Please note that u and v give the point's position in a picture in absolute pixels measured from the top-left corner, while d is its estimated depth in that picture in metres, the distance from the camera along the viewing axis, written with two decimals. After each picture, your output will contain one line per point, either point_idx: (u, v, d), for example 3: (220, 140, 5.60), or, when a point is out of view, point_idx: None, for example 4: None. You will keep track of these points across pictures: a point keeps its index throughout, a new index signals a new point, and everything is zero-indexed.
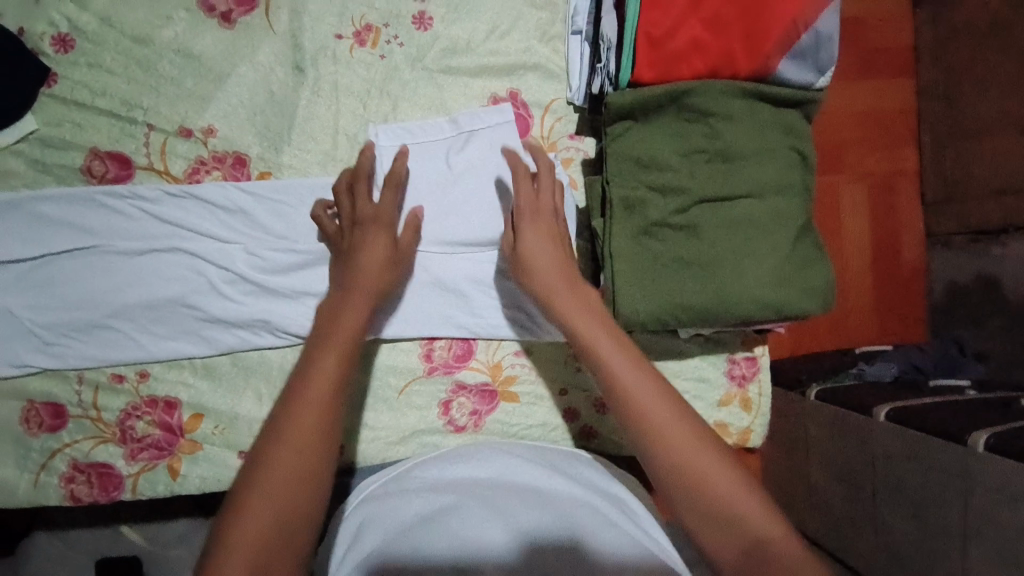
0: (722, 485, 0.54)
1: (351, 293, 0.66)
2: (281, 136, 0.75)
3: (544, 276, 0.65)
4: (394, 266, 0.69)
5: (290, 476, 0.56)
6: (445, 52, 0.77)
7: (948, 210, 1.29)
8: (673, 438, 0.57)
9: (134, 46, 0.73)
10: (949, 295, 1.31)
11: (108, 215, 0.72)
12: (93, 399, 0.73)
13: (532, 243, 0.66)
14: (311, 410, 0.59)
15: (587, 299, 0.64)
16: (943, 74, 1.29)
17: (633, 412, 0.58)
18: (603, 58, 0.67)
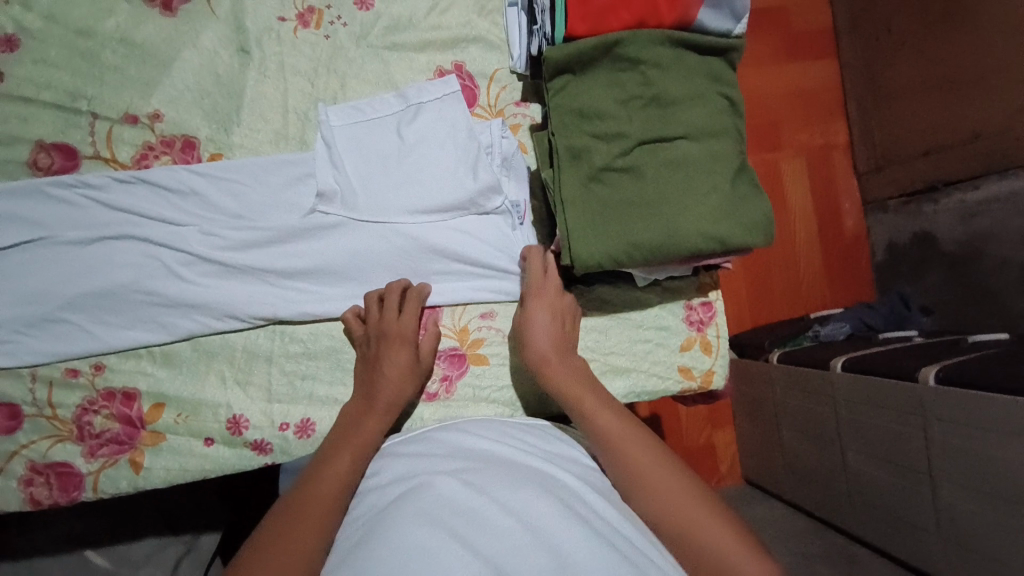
0: (709, 525, 0.56)
1: (372, 411, 0.69)
2: (230, 118, 0.75)
3: (544, 345, 0.73)
4: (416, 380, 0.73)
5: (311, 521, 0.55)
6: (388, 29, 0.79)
7: (881, 176, 1.39)
8: (663, 482, 0.60)
9: (77, 38, 0.73)
10: (890, 254, 1.41)
11: (55, 206, 0.71)
12: (48, 396, 0.71)
13: (553, 365, 0.72)
14: (335, 478, 0.61)
15: (575, 369, 0.72)
16: (863, 52, 1.38)
17: (627, 460, 0.62)
18: (539, 20, 0.71)
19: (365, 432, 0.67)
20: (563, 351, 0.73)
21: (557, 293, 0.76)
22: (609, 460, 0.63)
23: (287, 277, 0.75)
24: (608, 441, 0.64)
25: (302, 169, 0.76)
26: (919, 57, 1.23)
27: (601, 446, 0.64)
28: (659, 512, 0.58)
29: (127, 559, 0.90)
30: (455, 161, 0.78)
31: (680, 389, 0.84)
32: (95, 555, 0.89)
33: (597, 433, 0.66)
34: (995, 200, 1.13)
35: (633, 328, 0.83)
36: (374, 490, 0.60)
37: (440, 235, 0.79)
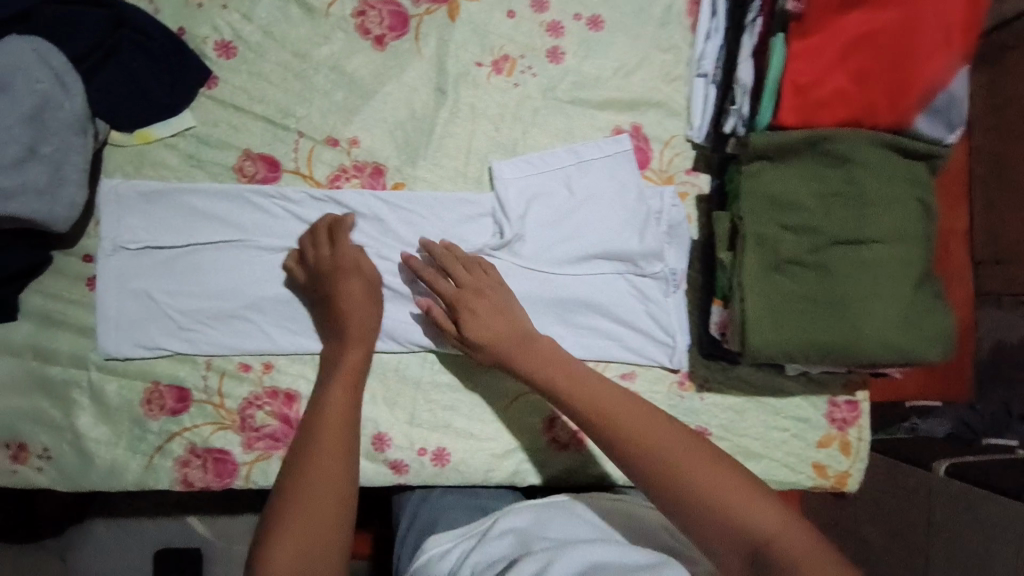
0: (742, 510, 0.53)
1: (348, 342, 0.70)
2: (418, 150, 0.79)
3: (498, 326, 0.70)
4: (371, 305, 0.73)
5: (325, 476, 0.61)
6: (574, 84, 0.82)
7: (996, 271, 1.03)
8: (718, 486, 0.55)
9: (293, 60, 0.78)
10: (994, 356, 1.03)
11: (253, 212, 0.76)
12: (219, 385, 0.76)
13: (491, 343, 0.69)
14: (336, 430, 0.65)
15: (542, 347, 0.69)
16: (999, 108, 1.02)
17: (672, 455, 0.57)
18: (737, 102, 0.72)
19: (336, 397, 0.67)
20: (506, 326, 0.70)
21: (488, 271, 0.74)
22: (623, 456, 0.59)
23: None
24: (580, 398, 0.64)
25: (476, 209, 0.79)
26: None
27: (628, 451, 0.59)
28: (639, 459, 0.58)
29: (228, 530, 0.92)
30: (623, 220, 0.79)
31: (811, 485, 0.82)
32: (197, 521, 0.92)
33: (613, 427, 0.61)
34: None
35: (772, 414, 0.81)
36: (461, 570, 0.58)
37: (598, 292, 0.80)
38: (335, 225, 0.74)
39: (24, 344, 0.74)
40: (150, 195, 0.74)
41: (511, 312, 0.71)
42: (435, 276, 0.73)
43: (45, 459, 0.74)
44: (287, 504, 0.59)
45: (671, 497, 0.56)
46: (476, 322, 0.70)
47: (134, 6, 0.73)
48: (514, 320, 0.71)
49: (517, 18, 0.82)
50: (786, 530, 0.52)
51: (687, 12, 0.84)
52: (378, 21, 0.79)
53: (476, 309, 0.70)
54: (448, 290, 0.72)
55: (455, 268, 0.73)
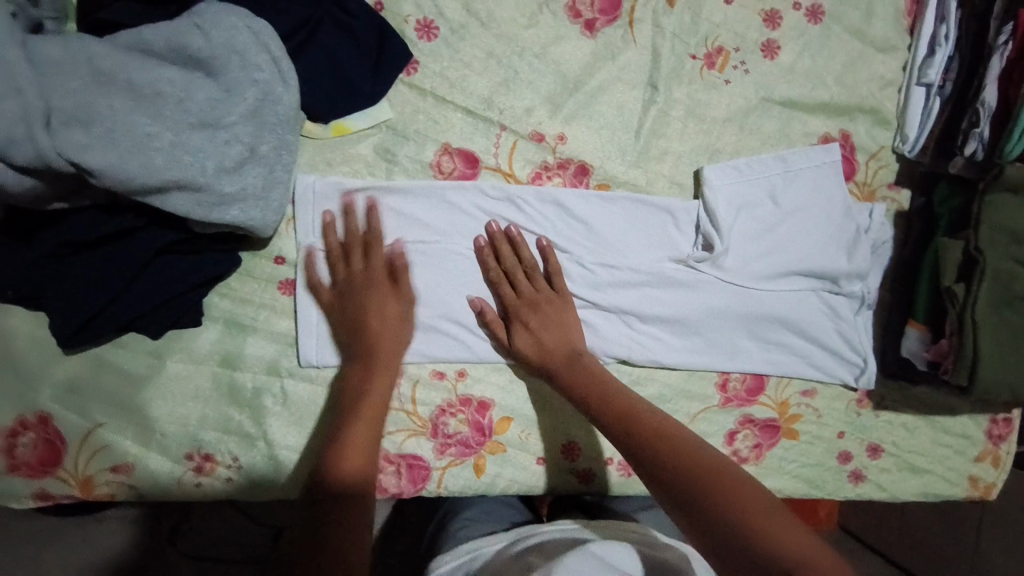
0: (784, 532, 0.50)
1: (374, 364, 0.66)
2: (623, 150, 0.74)
3: (547, 336, 0.69)
4: (399, 319, 0.68)
5: (357, 463, 0.56)
6: (787, 84, 0.76)
7: None
8: (749, 501, 0.52)
9: (498, 43, 0.70)
10: None
11: (449, 212, 0.71)
12: (412, 393, 0.74)
13: (546, 355, 0.69)
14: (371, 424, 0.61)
15: (572, 358, 0.68)
16: None
17: (717, 467, 0.55)
18: (980, 124, 0.70)
19: (373, 421, 0.61)
20: (561, 337, 0.69)
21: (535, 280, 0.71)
22: (655, 466, 0.56)
23: (646, 309, 0.75)
24: (637, 421, 0.60)
25: (676, 217, 0.75)
26: None
27: (665, 462, 0.56)
28: (682, 484, 0.54)
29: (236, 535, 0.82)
30: (826, 235, 0.76)
31: (961, 496, 0.86)
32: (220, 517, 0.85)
33: (649, 439, 0.58)
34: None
35: (940, 431, 0.84)
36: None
37: (794, 309, 0.78)
38: (366, 210, 0.68)
39: (211, 352, 0.70)
40: (347, 194, 0.68)
41: (567, 322, 0.70)
42: (509, 283, 0.71)
43: (235, 469, 0.71)
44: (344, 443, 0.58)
45: (715, 527, 0.51)
46: (537, 332, 0.69)
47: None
48: (570, 331, 0.70)
49: (734, 6, 0.74)
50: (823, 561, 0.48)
51: (906, 11, 0.78)
52: (589, 3, 0.71)
53: (538, 319, 0.70)
54: (508, 301, 0.70)
55: (516, 279, 0.70)
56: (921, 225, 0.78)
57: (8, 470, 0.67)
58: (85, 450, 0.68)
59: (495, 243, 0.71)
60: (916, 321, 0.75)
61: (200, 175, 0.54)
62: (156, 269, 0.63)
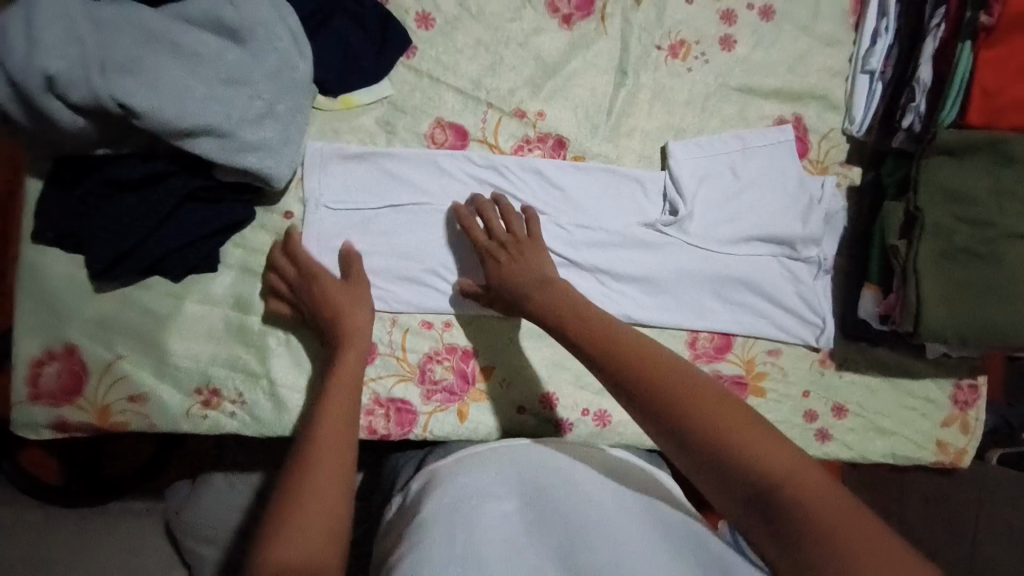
0: (755, 444, 0.49)
1: (344, 309, 0.71)
2: (597, 126, 0.83)
3: (519, 268, 0.73)
4: (358, 302, 0.72)
5: (331, 441, 0.59)
6: (744, 73, 0.86)
7: None
8: (719, 413, 0.52)
9: (487, 33, 0.81)
10: None
11: (441, 177, 0.80)
12: (402, 340, 0.81)
13: (522, 285, 0.72)
14: (343, 398, 0.64)
15: (541, 286, 0.70)
16: None
17: (685, 379, 0.55)
18: (915, 100, 0.77)
19: (347, 360, 0.68)
20: (532, 272, 0.72)
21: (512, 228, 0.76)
22: (631, 385, 0.56)
23: (620, 267, 0.82)
24: (615, 345, 0.60)
25: (643, 186, 0.83)
26: None
27: (637, 382, 0.56)
28: (657, 408, 0.54)
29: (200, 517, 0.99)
30: (782, 205, 0.84)
31: (932, 460, 0.89)
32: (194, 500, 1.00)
33: (620, 361, 0.58)
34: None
35: (903, 393, 0.89)
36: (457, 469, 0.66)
37: (755, 271, 0.85)
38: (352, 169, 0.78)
39: (225, 295, 0.78)
40: (350, 159, 0.78)
41: (537, 255, 0.74)
42: (478, 226, 0.76)
43: (238, 404, 0.77)
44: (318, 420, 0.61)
45: (693, 449, 0.51)
46: (512, 268, 0.73)
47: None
48: (539, 261, 0.73)
49: (695, 5, 0.85)
50: (793, 466, 0.48)
51: (851, 10, 0.88)
52: (567, 1, 0.82)
53: (511, 259, 0.74)
54: (484, 248, 0.75)
55: (490, 223, 0.76)
56: (871, 198, 0.85)
57: (34, 397, 0.75)
58: (107, 378, 0.75)
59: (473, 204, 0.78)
60: (871, 283, 0.81)
61: (226, 122, 0.66)
62: (183, 213, 0.72)
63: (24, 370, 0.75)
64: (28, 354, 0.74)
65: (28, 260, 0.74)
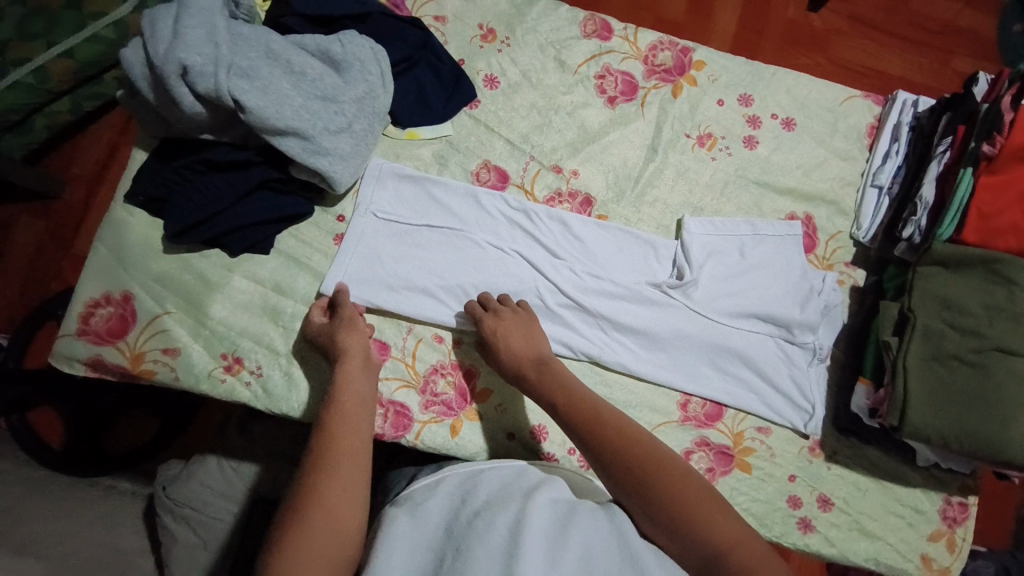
0: (711, 521, 0.59)
1: (353, 330, 0.80)
2: (624, 191, 0.93)
3: (519, 349, 0.79)
4: (358, 323, 0.81)
5: (346, 433, 0.67)
6: (762, 170, 0.96)
7: None
8: (687, 494, 0.62)
9: (541, 100, 0.95)
10: None
11: (476, 210, 0.90)
12: (414, 348, 0.87)
13: (521, 368, 0.79)
14: (352, 434, 0.68)
15: (536, 367, 0.78)
16: None
17: (654, 466, 0.64)
18: (917, 214, 0.83)
19: (350, 373, 0.75)
20: (526, 347, 0.80)
21: (518, 308, 0.85)
22: (609, 467, 0.66)
23: (624, 318, 0.88)
24: (606, 427, 0.69)
25: (655, 249, 0.91)
26: None
27: (614, 467, 0.66)
28: (655, 499, 0.62)
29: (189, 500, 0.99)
30: (786, 292, 0.89)
31: None
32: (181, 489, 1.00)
33: (604, 446, 0.67)
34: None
35: (892, 498, 0.87)
36: (448, 487, 0.68)
37: (753, 347, 0.89)
38: (396, 185, 0.89)
39: (269, 277, 0.86)
40: (403, 179, 0.89)
41: (532, 333, 0.82)
42: (479, 308, 0.85)
43: (255, 376, 0.83)
44: (328, 417, 0.69)
45: (682, 541, 0.59)
46: (507, 339, 0.80)
47: (437, 39, 0.93)
48: (535, 342, 0.81)
49: (724, 106, 0.97)
50: (740, 542, 0.57)
51: (867, 133, 0.98)
52: (614, 86, 0.96)
53: (506, 329, 0.81)
54: (479, 321, 0.83)
55: (486, 300, 0.85)
56: (871, 297, 0.90)
57: (80, 333, 0.83)
58: (149, 330, 0.83)
59: (480, 297, 0.85)
60: (864, 377, 0.84)
61: (311, 129, 0.78)
62: (255, 198, 0.83)
63: (79, 309, 0.83)
64: (88, 295, 0.83)
65: (114, 215, 0.85)
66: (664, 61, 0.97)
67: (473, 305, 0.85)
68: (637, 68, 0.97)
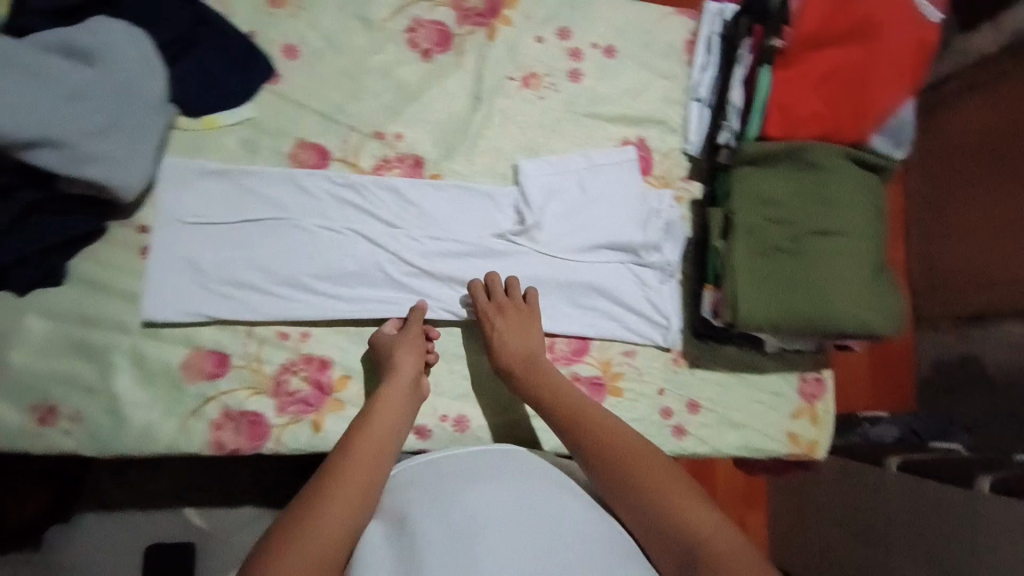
0: (695, 519, 0.62)
1: (404, 346, 0.80)
2: (455, 148, 0.90)
3: (513, 347, 0.81)
4: (416, 347, 0.80)
5: (372, 447, 0.68)
6: (591, 101, 0.95)
7: (937, 297, 1.50)
8: (677, 496, 0.64)
9: (349, 66, 0.87)
10: (938, 369, 1.51)
11: (300, 194, 0.84)
12: (258, 351, 0.82)
13: (511, 365, 0.81)
14: (375, 451, 0.68)
15: (540, 372, 0.80)
16: (935, 187, 1.49)
17: (645, 472, 0.67)
18: (730, 119, 0.85)
19: (391, 391, 0.75)
20: (523, 344, 0.81)
21: (528, 302, 0.85)
22: (606, 470, 0.69)
23: (473, 275, 0.88)
24: (598, 432, 0.72)
25: (495, 200, 0.89)
26: (999, 201, 1.31)
27: (612, 468, 0.69)
28: (652, 508, 0.65)
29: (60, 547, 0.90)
30: (626, 218, 0.92)
31: (786, 452, 0.93)
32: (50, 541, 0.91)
33: (605, 450, 0.70)
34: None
35: (752, 388, 0.94)
36: (422, 484, 0.71)
37: (603, 277, 0.91)
38: (202, 183, 0.81)
39: (70, 310, 0.77)
40: (209, 175, 0.82)
41: (529, 330, 0.83)
42: (483, 296, 0.84)
43: (75, 422, 0.76)
44: (359, 425, 0.71)
45: (670, 539, 0.63)
46: (504, 336, 0.81)
47: (217, 13, 0.83)
48: (530, 338, 0.82)
49: (544, 44, 0.94)
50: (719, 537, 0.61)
51: (684, 49, 0.99)
52: (426, 38, 0.90)
53: (505, 324, 0.82)
54: (482, 309, 0.83)
55: (478, 291, 0.85)
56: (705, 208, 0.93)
57: None
58: None
59: (477, 279, 0.86)
60: (708, 283, 0.88)
61: (73, 136, 0.70)
62: (27, 224, 0.73)
63: None
64: None
65: None
66: (477, 4, 0.92)
67: (478, 284, 0.84)
68: (449, 15, 0.91)
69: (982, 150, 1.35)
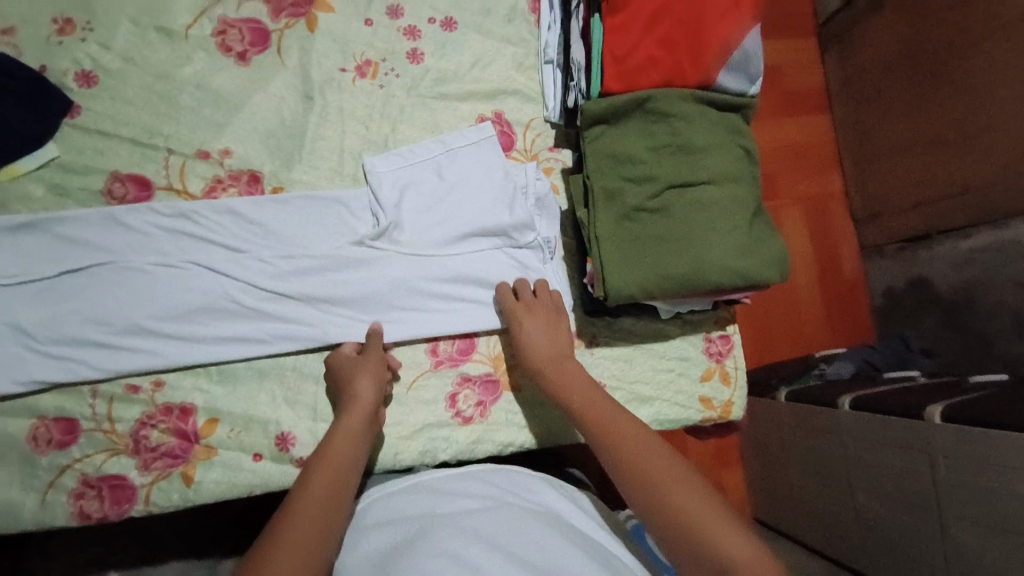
0: (727, 544, 0.56)
1: (367, 375, 0.74)
2: (292, 155, 0.83)
3: (542, 348, 0.77)
4: (379, 379, 0.75)
5: (326, 489, 0.63)
6: (436, 81, 0.88)
7: (876, 223, 1.44)
8: (704, 518, 0.58)
9: (156, 82, 0.80)
10: (888, 299, 1.44)
11: (126, 233, 0.77)
12: (108, 410, 0.75)
13: (538, 367, 0.76)
14: (330, 490, 0.63)
15: (579, 375, 0.74)
16: (857, 109, 1.44)
17: (673, 490, 0.61)
18: (575, 78, 0.80)
19: (347, 425, 0.70)
20: (552, 346, 0.77)
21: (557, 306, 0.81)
22: (631, 485, 0.63)
23: (337, 292, 0.81)
24: (623, 439, 0.66)
25: (347, 205, 0.83)
26: (916, 109, 1.26)
27: (637, 482, 0.63)
28: (676, 530, 0.59)
29: None
30: (494, 201, 0.85)
31: (701, 418, 0.89)
32: None
33: (627, 459, 0.65)
34: (989, 248, 1.17)
35: (656, 356, 0.88)
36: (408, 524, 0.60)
37: (479, 268, 0.85)
38: (12, 239, 0.74)
39: None
40: (19, 229, 0.74)
41: (555, 331, 0.78)
42: (512, 297, 0.81)
43: None
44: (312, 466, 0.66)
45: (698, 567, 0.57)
46: (534, 340, 0.77)
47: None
48: (562, 339, 0.78)
49: (375, 26, 0.87)
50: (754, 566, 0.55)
51: (530, 9, 0.92)
52: (239, 38, 0.83)
53: (530, 326, 0.78)
54: (511, 310, 0.80)
55: (507, 295, 0.81)
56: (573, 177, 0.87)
57: None
58: None
59: (502, 283, 0.83)
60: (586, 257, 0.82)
61: None
62: None
63: None
64: None
65: None
66: None
67: (506, 286, 0.82)
68: (260, 10, 0.84)
69: (895, 65, 1.30)
